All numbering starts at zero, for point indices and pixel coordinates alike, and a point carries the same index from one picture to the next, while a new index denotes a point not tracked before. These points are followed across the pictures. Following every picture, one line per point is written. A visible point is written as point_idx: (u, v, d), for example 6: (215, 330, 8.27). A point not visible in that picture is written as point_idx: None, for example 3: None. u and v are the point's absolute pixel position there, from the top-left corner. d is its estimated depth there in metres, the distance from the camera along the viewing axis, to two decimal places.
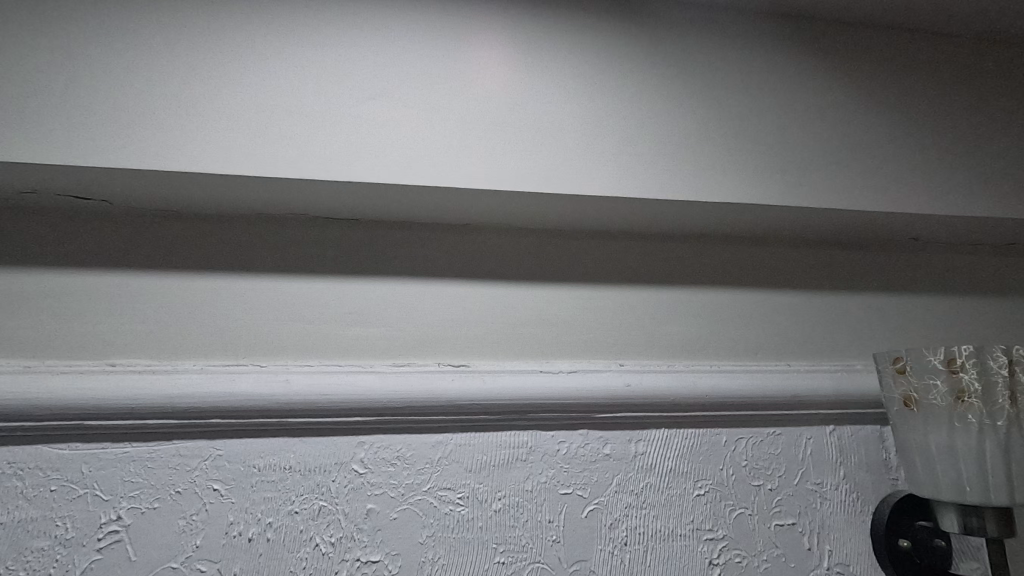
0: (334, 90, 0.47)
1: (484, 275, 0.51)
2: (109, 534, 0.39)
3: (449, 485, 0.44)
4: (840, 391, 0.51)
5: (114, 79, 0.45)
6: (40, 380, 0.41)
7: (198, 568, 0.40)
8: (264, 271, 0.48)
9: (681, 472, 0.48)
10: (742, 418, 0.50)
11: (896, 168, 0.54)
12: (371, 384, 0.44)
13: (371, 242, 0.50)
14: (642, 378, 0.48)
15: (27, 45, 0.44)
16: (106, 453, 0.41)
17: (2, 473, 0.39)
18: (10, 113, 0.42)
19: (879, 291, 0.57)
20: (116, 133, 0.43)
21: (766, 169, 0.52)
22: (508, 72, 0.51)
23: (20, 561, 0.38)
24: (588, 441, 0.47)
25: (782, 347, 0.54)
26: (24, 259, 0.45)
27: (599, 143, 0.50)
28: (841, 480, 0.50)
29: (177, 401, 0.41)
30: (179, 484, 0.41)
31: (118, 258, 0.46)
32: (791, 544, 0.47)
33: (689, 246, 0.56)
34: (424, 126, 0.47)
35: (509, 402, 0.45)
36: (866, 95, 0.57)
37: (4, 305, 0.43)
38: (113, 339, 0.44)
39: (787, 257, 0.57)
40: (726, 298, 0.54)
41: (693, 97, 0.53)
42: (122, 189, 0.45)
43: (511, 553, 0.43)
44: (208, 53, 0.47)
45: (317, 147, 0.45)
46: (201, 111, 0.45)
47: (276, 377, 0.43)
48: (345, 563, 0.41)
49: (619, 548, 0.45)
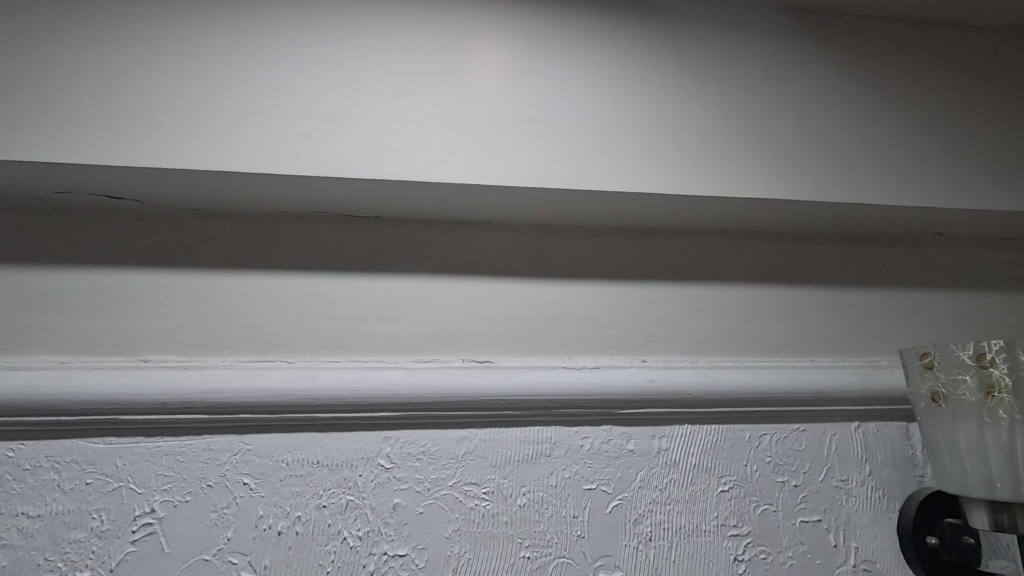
0: (360, 89, 0.48)
1: (506, 271, 0.51)
2: (143, 527, 0.40)
3: (474, 480, 0.44)
4: (864, 387, 0.51)
5: (144, 81, 0.46)
6: (76, 375, 0.41)
7: (229, 560, 0.40)
8: (290, 269, 0.48)
9: (704, 468, 0.48)
10: (767, 413, 0.50)
11: (920, 161, 0.54)
12: (397, 380, 0.45)
13: (394, 240, 0.51)
14: (665, 373, 0.48)
15: (62, 49, 0.46)
16: (139, 447, 0.42)
17: (40, 467, 0.40)
18: (46, 115, 0.43)
19: (904, 287, 0.57)
20: (147, 133, 0.44)
21: (789, 165, 0.52)
22: (526, 69, 0.51)
23: (57, 552, 0.39)
24: (611, 437, 0.47)
25: (806, 343, 0.53)
26: (58, 257, 0.46)
27: (621, 140, 0.50)
28: (866, 477, 0.49)
29: (207, 396, 0.42)
30: (210, 478, 0.42)
31: (148, 257, 0.47)
32: (817, 541, 0.47)
33: (711, 243, 0.55)
34: (445, 124, 0.48)
35: (533, 397, 0.46)
36: (890, 90, 0.56)
37: (39, 302, 0.44)
38: (144, 335, 0.45)
39: (809, 253, 0.57)
40: (748, 295, 0.54)
41: (712, 93, 0.53)
42: (152, 188, 0.46)
43: (536, 548, 0.43)
44: (236, 54, 0.48)
45: (343, 147, 0.46)
46: (230, 111, 0.46)
47: (305, 372, 0.44)
48: (373, 557, 0.41)
49: (644, 544, 0.45)
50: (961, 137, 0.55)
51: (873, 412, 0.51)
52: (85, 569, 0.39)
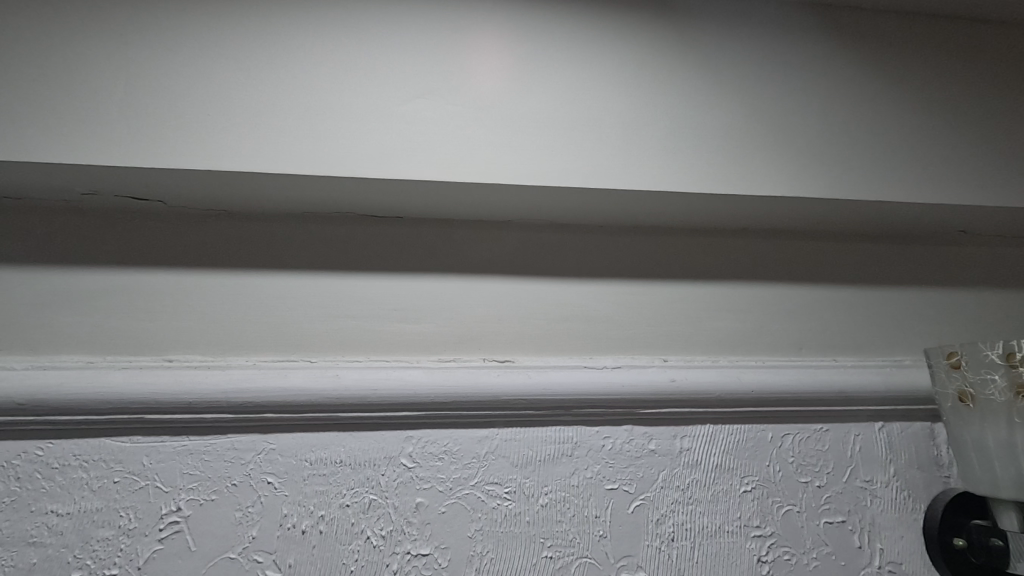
0: (381, 89, 0.48)
1: (525, 271, 0.51)
2: (169, 525, 0.40)
3: (496, 480, 0.44)
4: (888, 386, 0.50)
5: (167, 81, 0.46)
6: (104, 374, 0.42)
7: (255, 559, 0.40)
8: (311, 269, 0.49)
9: (726, 468, 0.47)
10: (789, 413, 0.49)
11: (945, 157, 0.53)
12: (419, 379, 0.45)
13: (414, 239, 0.51)
14: (687, 373, 0.48)
15: (86, 51, 0.46)
16: (165, 446, 0.42)
17: (69, 466, 0.40)
18: (73, 117, 0.43)
19: (927, 285, 0.56)
20: (172, 135, 0.44)
21: (813, 163, 0.51)
22: (546, 67, 0.51)
23: (86, 550, 0.39)
24: (633, 437, 0.47)
25: (829, 342, 0.53)
26: (84, 258, 0.46)
27: (642, 139, 0.50)
28: (890, 478, 0.49)
29: (232, 396, 0.42)
30: (235, 477, 0.42)
31: (171, 258, 0.47)
32: (841, 542, 0.46)
33: (731, 241, 0.55)
34: (468, 124, 0.48)
35: (555, 397, 0.46)
36: (914, 86, 0.56)
37: (66, 302, 0.45)
38: (169, 336, 0.45)
39: (829, 251, 0.56)
40: (769, 294, 0.54)
41: (733, 90, 0.53)
42: (176, 189, 0.47)
43: (558, 548, 0.43)
44: (258, 55, 0.48)
45: (365, 146, 0.46)
46: (253, 112, 0.46)
47: (327, 372, 0.44)
48: (396, 556, 0.42)
49: (666, 544, 0.45)
50: (986, 133, 0.54)
51: (897, 412, 0.51)
52: (113, 566, 0.39)
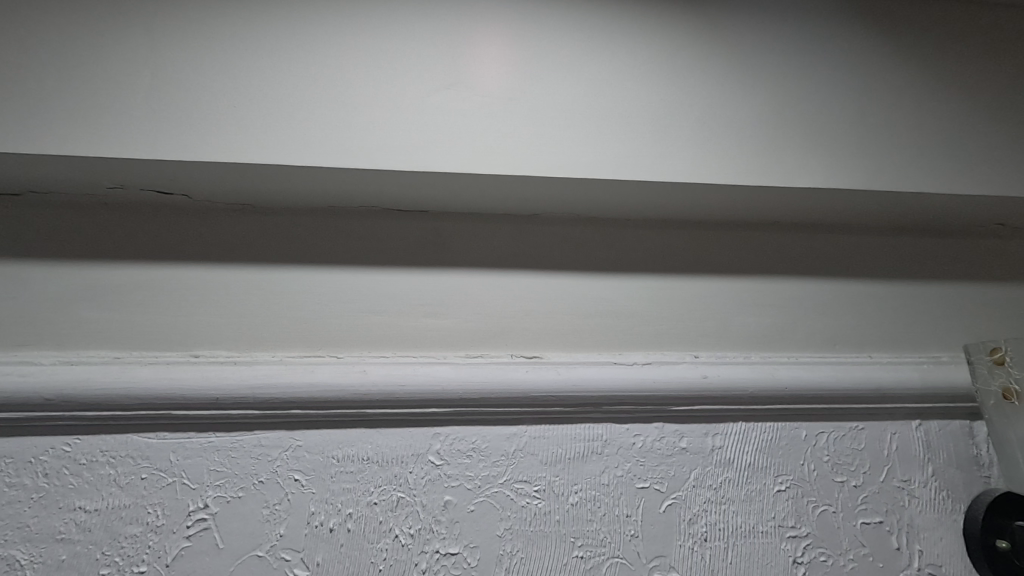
0: (406, 82, 0.47)
1: (550, 266, 0.50)
2: (197, 522, 0.40)
3: (525, 478, 0.43)
4: (925, 383, 0.49)
5: (192, 74, 0.46)
6: (130, 370, 0.41)
7: (283, 557, 0.40)
8: (336, 265, 0.48)
9: (760, 467, 0.46)
10: (823, 410, 0.48)
11: (985, 148, 0.51)
12: (447, 375, 0.44)
13: (438, 233, 0.50)
14: (719, 369, 0.47)
15: (112, 44, 0.46)
16: (192, 442, 0.41)
17: (96, 462, 0.40)
18: (99, 110, 0.43)
19: (963, 280, 0.55)
20: (197, 127, 0.44)
21: (848, 154, 0.50)
22: (573, 58, 0.50)
23: (114, 547, 0.38)
24: (664, 434, 0.46)
25: (863, 338, 0.51)
26: (110, 253, 0.46)
27: (672, 131, 0.49)
28: (929, 478, 0.47)
29: (259, 392, 0.42)
30: (262, 474, 0.41)
31: (195, 252, 0.47)
32: (880, 543, 0.45)
33: (762, 235, 0.54)
34: (498, 116, 0.47)
35: (584, 394, 0.45)
36: (951, 76, 0.54)
37: (92, 297, 0.45)
38: (194, 331, 0.45)
39: (862, 245, 0.55)
40: (801, 289, 0.52)
41: (763, 80, 0.52)
42: (201, 183, 0.46)
43: (589, 548, 0.42)
44: (282, 49, 0.47)
45: (395, 138, 0.45)
46: (278, 105, 0.45)
47: (354, 368, 0.43)
48: (425, 555, 0.41)
49: (700, 545, 0.43)
50: None
51: (935, 410, 0.49)
52: (142, 563, 0.38)
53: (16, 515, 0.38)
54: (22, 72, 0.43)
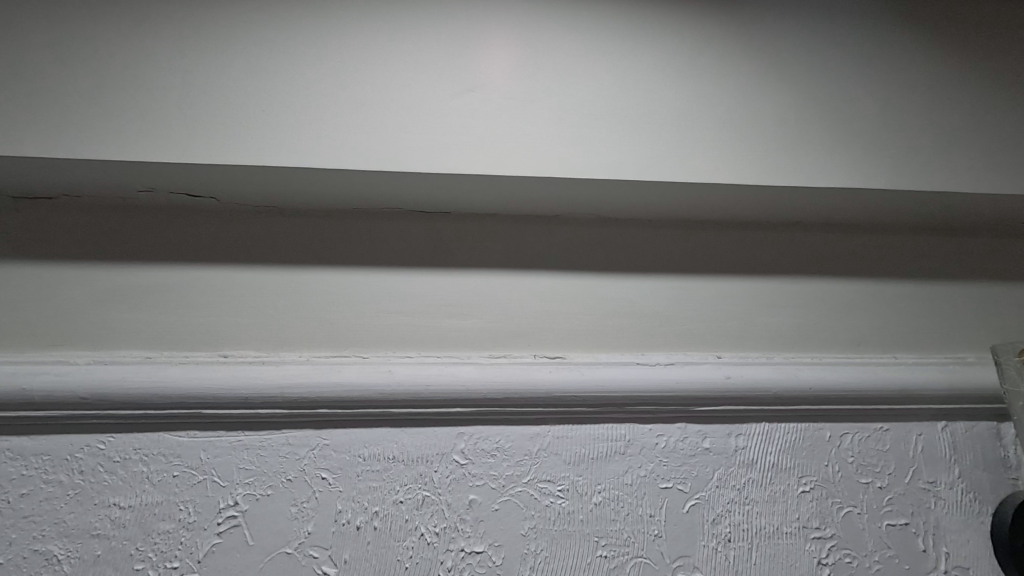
0: (431, 84, 0.48)
1: (571, 266, 0.51)
2: (227, 519, 0.40)
3: (549, 477, 0.43)
4: (951, 384, 0.48)
5: (220, 78, 0.46)
6: (163, 369, 0.42)
7: (311, 554, 0.40)
8: (359, 266, 0.49)
9: (784, 468, 0.46)
10: (847, 411, 0.48)
11: (1012, 146, 0.51)
12: (472, 376, 0.44)
13: (460, 234, 0.51)
14: (743, 369, 0.47)
15: (143, 51, 0.47)
16: (221, 441, 0.42)
17: (130, 459, 0.41)
18: (131, 115, 0.44)
19: (988, 280, 0.54)
20: (226, 131, 0.44)
21: (873, 154, 0.49)
22: (594, 60, 0.50)
23: (148, 543, 0.39)
24: (686, 435, 0.46)
25: (887, 338, 0.51)
26: (141, 255, 0.47)
27: (694, 131, 0.49)
28: (955, 479, 0.47)
29: (287, 392, 0.42)
30: (290, 472, 0.42)
31: (221, 254, 0.48)
32: (907, 544, 0.44)
33: (785, 235, 0.54)
34: (522, 117, 0.47)
35: (608, 395, 0.45)
36: (978, 75, 0.53)
37: (124, 298, 0.46)
38: (222, 332, 0.45)
39: (884, 245, 0.54)
40: (824, 289, 0.52)
41: (785, 79, 0.51)
42: (229, 186, 0.47)
43: (613, 547, 0.42)
44: (308, 52, 0.48)
45: (419, 140, 0.46)
46: (305, 109, 0.46)
47: (380, 368, 0.44)
48: (450, 553, 0.41)
49: (724, 545, 0.43)
50: None
51: (962, 411, 0.49)
52: (174, 559, 0.39)
53: (53, 511, 0.39)
54: (57, 78, 0.45)
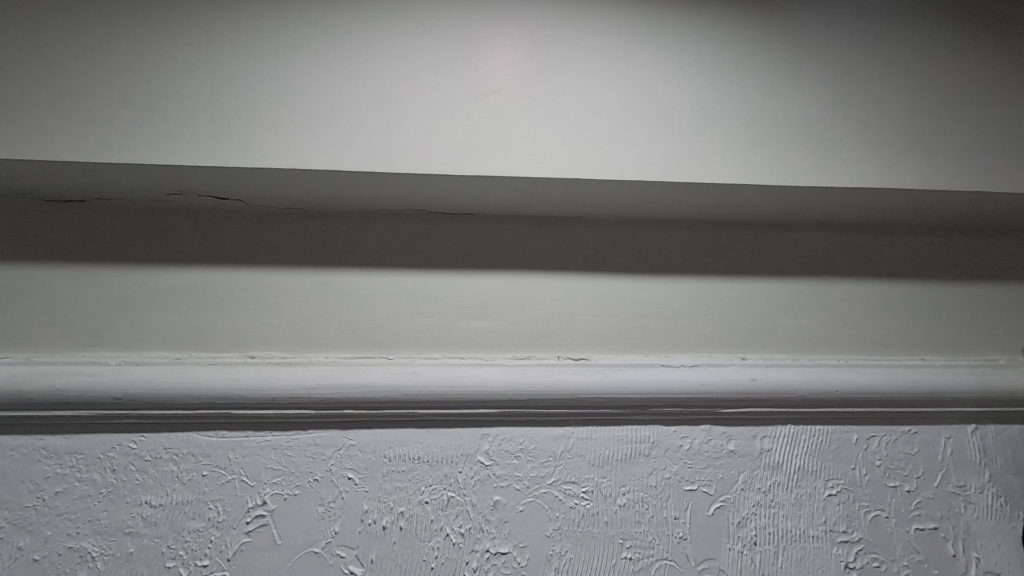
0: (455, 87, 0.48)
1: (594, 267, 0.50)
2: (255, 518, 0.41)
3: (573, 479, 0.43)
4: (981, 387, 0.48)
5: (247, 82, 0.47)
6: (191, 370, 0.43)
7: (338, 554, 0.40)
8: (383, 267, 0.49)
9: (811, 471, 0.45)
10: (875, 414, 0.47)
11: None
12: (496, 376, 0.44)
13: (483, 235, 0.51)
14: (768, 372, 0.47)
15: (172, 55, 0.47)
16: (249, 442, 0.43)
17: (160, 458, 0.42)
18: (160, 119, 0.45)
19: (1016, 281, 0.53)
20: (253, 134, 0.45)
21: (902, 154, 0.49)
22: (618, 61, 0.50)
23: (179, 541, 0.40)
24: (711, 437, 0.46)
25: (914, 340, 0.51)
26: (168, 257, 0.48)
27: (719, 131, 0.48)
28: (985, 483, 0.46)
29: (314, 393, 0.43)
30: (317, 473, 0.42)
31: (247, 256, 0.48)
32: (936, 549, 0.44)
33: (810, 236, 0.53)
34: (547, 117, 0.47)
35: (633, 396, 0.45)
36: (1009, 73, 0.52)
37: (152, 299, 0.46)
38: (249, 333, 0.46)
39: (911, 245, 0.54)
40: (848, 290, 0.52)
41: (811, 79, 0.51)
42: (255, 188, 0.47)
43: (638, 549, 0.42)
44: (333, 56, 0.48)
45: (446, 142, 0.46)
46: (331, 111, 0.46)
47: (404, 369, 0.44)
48: (475, 554, 0.41)
49: (749, 548, 0.43)
50: None
51: (991, 414, 0.48)
52: (204, 557, 0.40)
53: (86, 510, 0.40)
54: (87, 83, 0.45)
